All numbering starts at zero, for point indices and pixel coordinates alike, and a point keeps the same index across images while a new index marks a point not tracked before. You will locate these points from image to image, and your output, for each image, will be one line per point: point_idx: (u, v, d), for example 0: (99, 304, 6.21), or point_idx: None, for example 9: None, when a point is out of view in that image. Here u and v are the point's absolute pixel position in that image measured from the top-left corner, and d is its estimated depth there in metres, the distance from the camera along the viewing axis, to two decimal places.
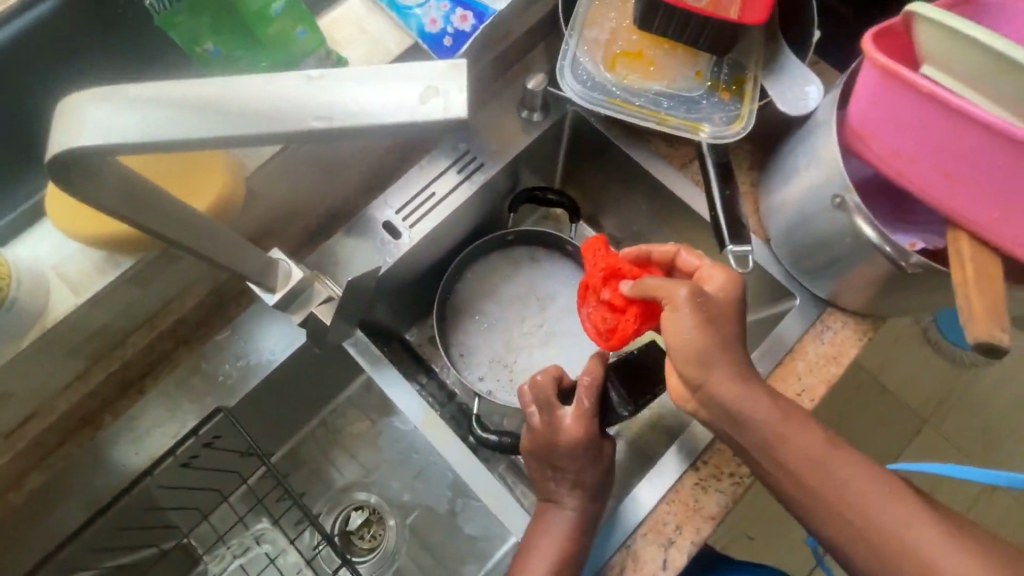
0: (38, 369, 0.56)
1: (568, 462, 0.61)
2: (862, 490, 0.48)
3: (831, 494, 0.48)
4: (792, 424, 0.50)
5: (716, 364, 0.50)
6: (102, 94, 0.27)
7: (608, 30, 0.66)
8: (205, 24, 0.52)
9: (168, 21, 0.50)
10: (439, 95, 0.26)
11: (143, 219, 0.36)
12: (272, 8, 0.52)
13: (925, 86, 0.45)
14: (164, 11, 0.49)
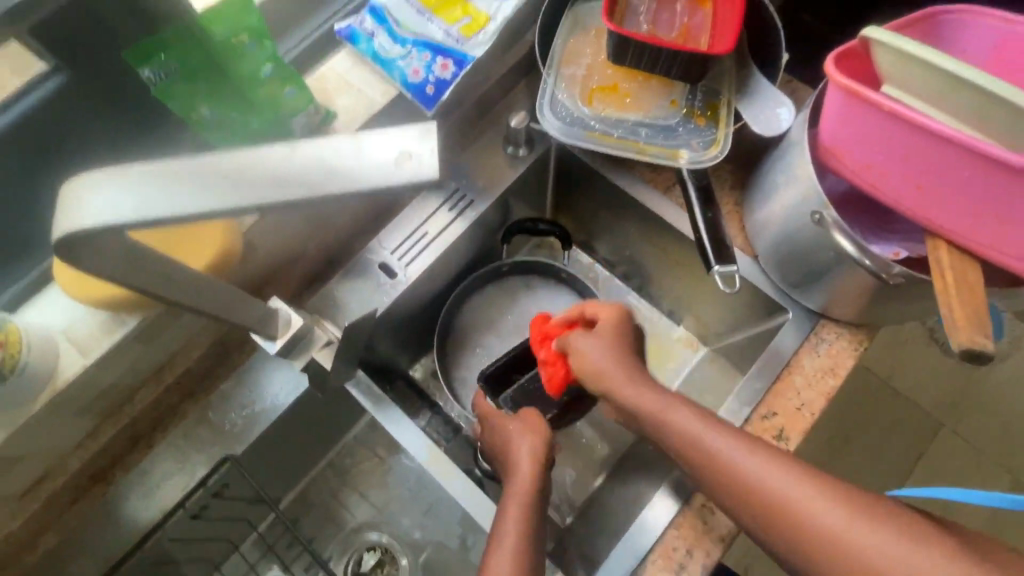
0: (49, 430, 0.57)
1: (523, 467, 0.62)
2: (810, 501, 0.44)
3: (776, 503, 0.45)
4: (674, 408, 0.54)
5: (607, 375, 0.59)
6: (97, 176, 0.29)
7: (585, 67, 0.70)
8: (199, 91, 0.54)
9: (164, 92, 0.53)
10: (413, 159, 0.28)
11: (146, 283, 0.38)
12: (262, 71, 0.56)
13: (887, 104, 0.47)
14: (160, 83, 0.53)
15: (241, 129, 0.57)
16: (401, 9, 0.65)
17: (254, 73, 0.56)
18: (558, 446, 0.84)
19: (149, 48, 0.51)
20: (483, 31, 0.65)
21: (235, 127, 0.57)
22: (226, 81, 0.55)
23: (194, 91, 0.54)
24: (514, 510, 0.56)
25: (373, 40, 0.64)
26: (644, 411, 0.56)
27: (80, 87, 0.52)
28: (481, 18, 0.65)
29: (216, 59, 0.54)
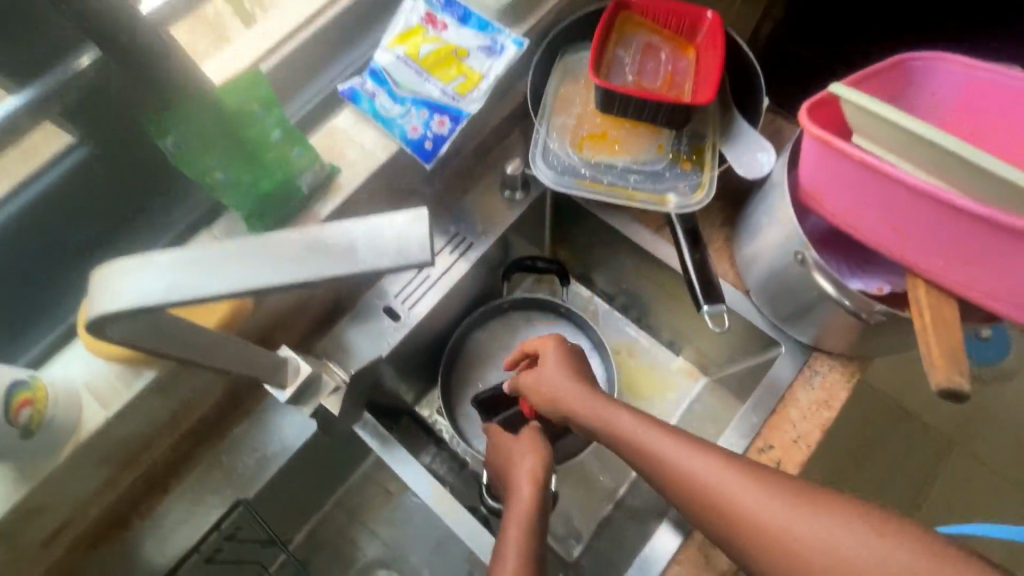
0: (71, 480, 0.60)
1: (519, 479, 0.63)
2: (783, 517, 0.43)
3: (746, 523, 0.44)
4: (640, 426, 0.52)
5: (562, 401, 0.59)
6: (127, 264, 0.32)
7: (575, 117, 0.73)
8: (214, 157, 0.58)
9: (182, 160, 0.57)
10: (406, 243, 0.31)
11: (172, 349, 0.42)
12: (272, 135, 0.60)
13: (858, 155, 0.50)
14: (178, 152, 0.57)
15: (252, 189, 0.61)
16: (398, 70, 0.69)
17: (264, 136, 0.59)
18: (563, 480, 0.85)
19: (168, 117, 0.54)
20: (477, 89, 0.69)
21: (247, 188, 0.60)
22: (237, 145, 0.58)
23: (209, 157, 0.58)
24: (517, 531, 0.57)
25: (373, 100, 0.68)
26: (600, 430, 0.55)
27: (102, 157, 0.58)
28: (474, 76, 0.69)
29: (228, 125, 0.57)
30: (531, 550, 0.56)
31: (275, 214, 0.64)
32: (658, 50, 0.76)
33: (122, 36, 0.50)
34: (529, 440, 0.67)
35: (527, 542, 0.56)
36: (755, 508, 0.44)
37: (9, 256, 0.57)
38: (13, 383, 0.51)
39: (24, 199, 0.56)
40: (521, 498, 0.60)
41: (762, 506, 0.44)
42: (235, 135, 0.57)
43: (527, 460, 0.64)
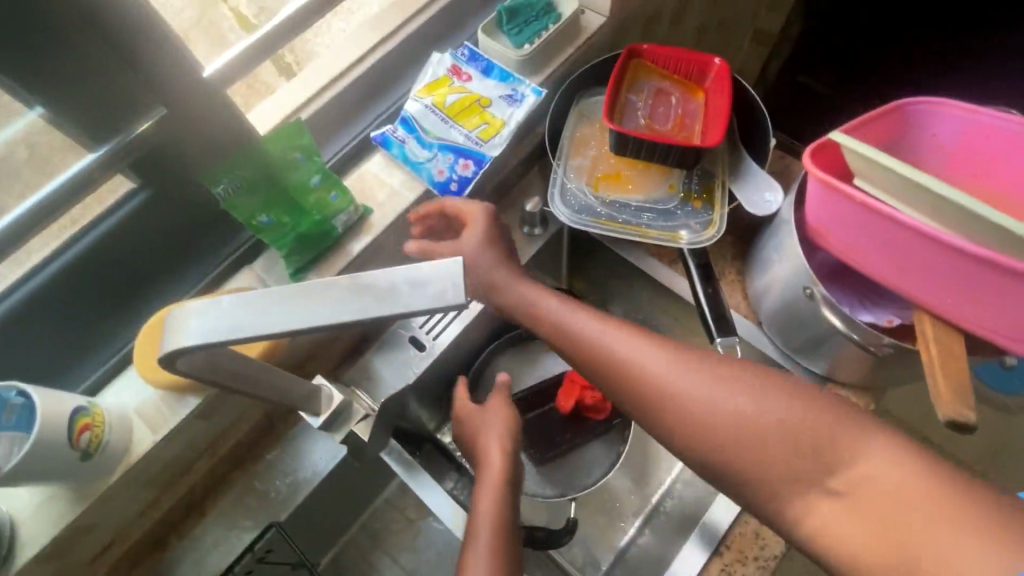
0: (119, 501, 0.64)
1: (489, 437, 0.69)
2: (670, 375, 0.56)
3: (648, 383, 0.56)
4: (564, 307, 0.65)
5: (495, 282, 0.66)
6: (198, 306, 0.37)
7: (591, 158, 0.78)
8: (260, 202, 0.63)
9: (232, 204, 0.61)
10: (442, 287, 0.35)
11: (224, 380, 0.46)
12: (311, 180, 0.66)
13: (860, 197, 0.53)
14: (229, 196, 0.61)
15: (292, 230, 0.66)
16: (426, 118, 0.75)
17: (304, 182, 0.65)
18: (581, 508, 0.87)
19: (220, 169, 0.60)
20: (499, 135, 0.74)
21: (287, 229, 0.66)
22: (280, 190, 0.64)
23: (255, 202, 0.63)
24: (490, 502, 0.61)
25: (403, 146, 0.74)
26: (529, 315, 0.66)
27: (158, 203, 0.63)
28: (497, 123, 0.75)
29: (270, 174, 0.63)
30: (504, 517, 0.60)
31: (309, 254, 0.69)
32: (668, 94, 0.80)
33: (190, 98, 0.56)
34: (500, 415, 0.71)
35: (501, 512, 0.60)
36: (690, 383, 0.54)
37: (71, 295, 0.62)
38: (74, 409, 0.56)
39: (84, 245, 0.61)
40: (493, 469, 0.65)
41: (695, 380, 0.54)
42: (278, 181, 0.64)
43: (495, 434, 0.69)
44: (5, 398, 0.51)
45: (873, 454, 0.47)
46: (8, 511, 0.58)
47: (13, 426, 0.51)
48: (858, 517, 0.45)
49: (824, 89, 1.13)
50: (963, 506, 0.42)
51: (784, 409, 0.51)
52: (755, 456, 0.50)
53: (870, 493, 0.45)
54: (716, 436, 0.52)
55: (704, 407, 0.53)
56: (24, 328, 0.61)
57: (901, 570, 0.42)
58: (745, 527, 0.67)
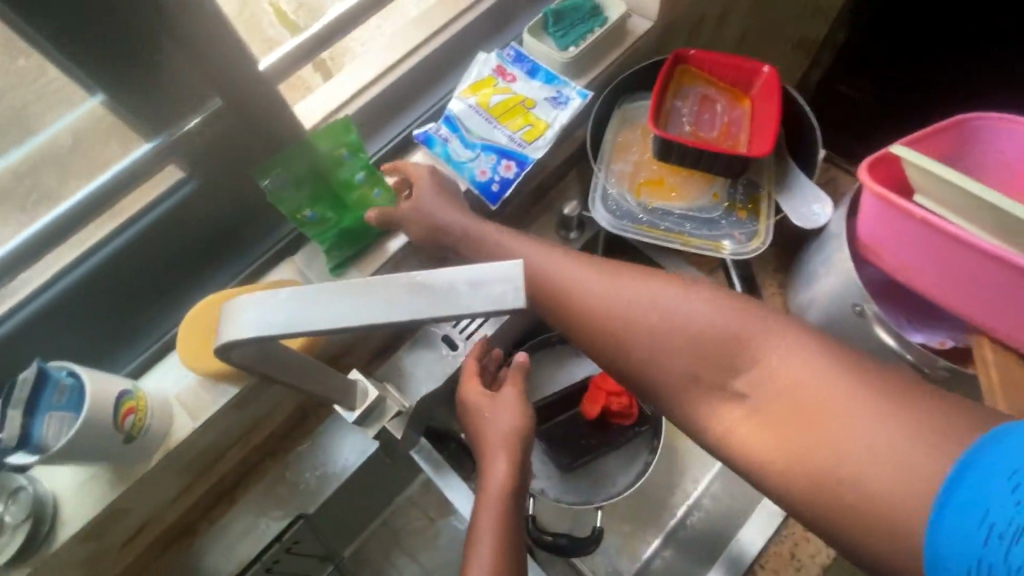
0: (157, 484, 0.65)
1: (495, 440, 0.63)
2: (593, 289, 0.56)
3: (572, 297, 0.57)
4: (500, 232, 0.66)
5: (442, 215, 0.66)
6: (254, 298, 0.37)
7: (632, 163, 0.77)
8: (306, 195, 0.64)
9: (279, 198, 0.62)
10: (501, 290, 0.35)
11: (278, 373, 0.47)
12: (356, 177, 0.67)
13: (919, 214, 0.51)
14: (276, 190, 0.62)
15: (335, 226, 0.67)
16: (470, 118, 0.74)
17: (348, 179, 0.66)
18: (606, 517, 0.85)
19: (270, 164, 0.62)
20: (542, 137, 0.74)
21: (330, 225, 0.67)
22: (324, 186, 0.66)
23: (303, 198, 0.64)
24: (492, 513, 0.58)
25: (446, 144, 0.74)
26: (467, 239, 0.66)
27: (205, 193, 0.64)
28: (541, 125, 0.74)
29: (316, 171, 0.64)
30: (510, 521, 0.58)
31: (351, 249, 0.69)
32: (714, 101, 0.79)
33: None
34: (514, 402, 0.65)
35: (507, 523, 0.58)
36: (612, 293, 0.55)
37: (116, 281, 0.63)
38: (121, 393, 0.57)
39: (132, 234, 0.61)
40: (495, 469, 0.61)
41: (619, 292, 0.55)
42: (324, 177, 0.65)
43: (501, 415, 0.64)
44: (57, 378, 0.52)
45: (783, 358, 0.48)
46: (52, 489, 0.60)
47: (63, 406, 0.52)
48: (760, 412, 0.47)
49: (865, 97, 1.09)
50: (866, 406, 0.43)
51: (701, 318, 0.52)
52: (670, 365, 0.52)
53: (774, 393, 0.47)
54: (635, 348, 0.53)
55: (626, 318, 0.54)
56: (70, 312, 0.62)
57: (800, 464, 0.44)
58: (780, 547, 0.66)
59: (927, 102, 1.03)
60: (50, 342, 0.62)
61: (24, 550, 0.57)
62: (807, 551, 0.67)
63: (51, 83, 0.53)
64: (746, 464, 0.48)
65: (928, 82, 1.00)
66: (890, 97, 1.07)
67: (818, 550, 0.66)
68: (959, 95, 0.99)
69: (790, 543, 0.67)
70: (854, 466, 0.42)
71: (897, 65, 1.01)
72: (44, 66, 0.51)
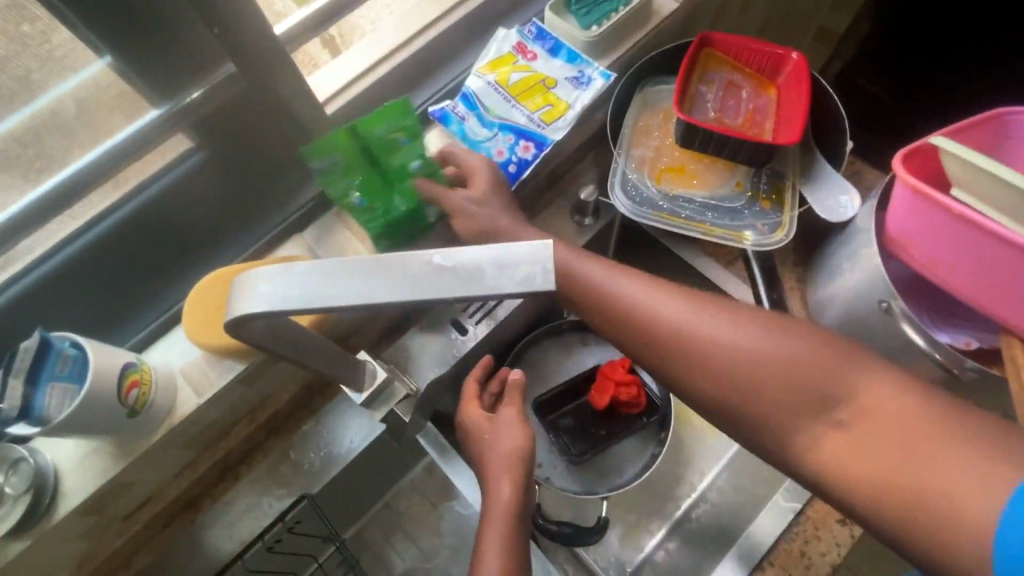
0: (160, 460, 0.64)
1: (497, 453, 0.62)
2: (649, 306, 0.51)
3: (628, 313, 0.52)
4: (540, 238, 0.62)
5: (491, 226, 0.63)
6: (270, 270, 0.36)
7: (653, 148, 0.75)
8: (357, 179, 0.62)
9: (327, 180, 0.61)
10: (532, 271, 0.33)
11: (285, 350, 0.45)
12: (412, 165, 0.64)
13: (956, 207, 0.49)
14: (326, 173, 0.61)
15: (381, 215, 0.63)
16: (489, 96, 0.72)
17: (403, 166, 0.63)
18: (613, 507, 0.84)
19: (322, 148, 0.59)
20: (563, 118, 0.72)
21: (377, 213, 0.63)
22: (378, 172, 0.63)
23: (354, 179, 0.62)
24: (500, 519, 0.57)
25: (463, 123, 0.72)
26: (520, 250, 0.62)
27: (213, 163, 0.62)
28: (561, 105, 0.72)
29: (371, 156, 0.61)
30: (515, 524, 0.57)
31: (396, 239, 0.67)
32: (740, 87, 0.76)
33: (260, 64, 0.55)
34: (516, 422, 0.64)
35: (513, 528, 0.56)
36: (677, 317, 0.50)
37: (121, 251, 0.62)
38: (124, 365, 0.55)
39: (139, 202, 0.60)
40: (499, 487, 0.59)
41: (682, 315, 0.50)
42: (378, 163, 0.62)
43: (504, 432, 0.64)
44: (59, 348, 0.51)
45: (872, 386, 0.43)
46: (53, 460, 0.59)
47: (66, 376, 0.50)
48: (840, 438, 0.43)
49: (885, 94, 1.05)
50: (959, 436, 0.39)
51: (776, 346, 0.47)
52: (741, 387, 0.47)
53: (861, 420, 0.43)
54: (698, 369, 0.49)
55: (692, 342, 0.49)
56: (73, 281, 0.60)
57: (900, 501, 0.39)
58: (790, 545, 0.65)
59: (945, 103, 0.99)
60: (54, 311, 0.61)
61: (25, 520, 0.56)
62: (817, 549, 0.65)
63: (55, 50, 0.49)
64: (836, 498, 0.43)
65: (948, 80, 0.96)
66: (908, 95, 1.03)
67: (829, 549, 0.65)
68: (958, 96, 0.96)
69: (801, 541, 0.65)
70: (962, 505, 0.37)
71: (919, 59, 0.98)
72: (49, 31, 0.48)
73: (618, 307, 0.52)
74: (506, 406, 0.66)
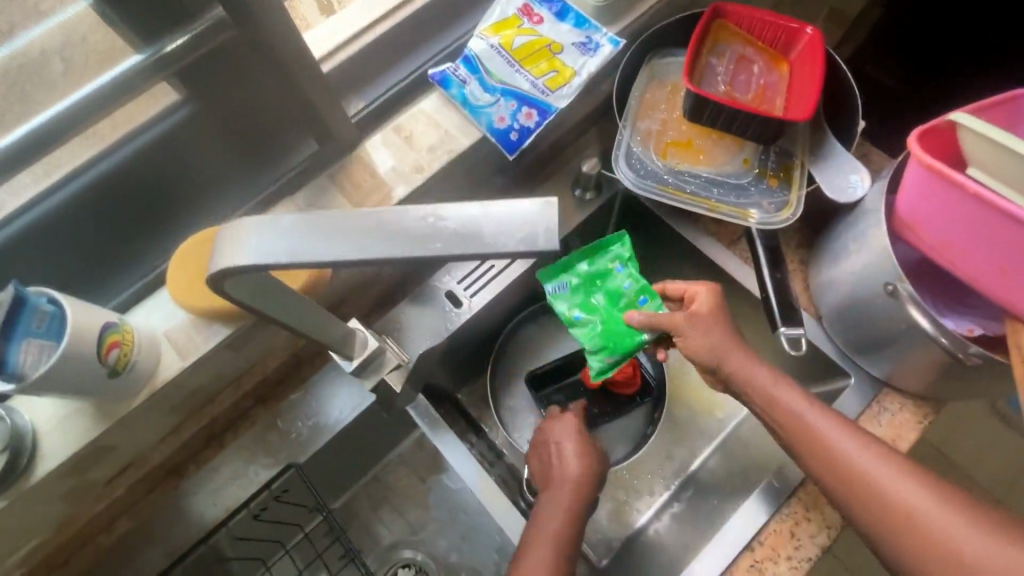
0: (143, 424, 0.62)
1: (561, 462, 0.68)
2: (824, 428, 0.53)
3: (801, 432, 0.54)
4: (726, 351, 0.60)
5: (726, 352, 0.60)
6: (256, 222, 0.34)
7: (660, 121, 0.73)
8: (575, 298, 0.70)
9: (554, 297, 0.70)
10: (538, 229, 0.31)
11: (275, 311, 0.43)
12: (625, 285, 0.69)
13: (972, 188, 0.48)
14: (552, 292, 0.71)
15: (600, 328, 0.68)
16: (491, 60, 0.69)
17: (616, 291, 0.69)
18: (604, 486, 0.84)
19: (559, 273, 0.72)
20: (568, 85, 0.69)
21: (598, 328, 0.68)
22: (596, 294, 0.70)
23: (574, 300, 0.70)
24: (559, 511, 0.63)
25: (463, 87, 0.69)
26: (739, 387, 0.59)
27: (202, 118, 0.60)
28: (567, 72, 0.69)
29: (593, 280, 0.70)
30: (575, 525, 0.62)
31: (615, 353, 0.67)
32: (751, 62, 0.74)
33: (253, 15, 0.52)
34: (581, 440, 0.71)
35: (570, 526, 0.61)
36: (801, 416, 0.55)
37: (104, 205, 0.60)
38: (105, 325, 0.53)
39: (123, 155, 0.58)
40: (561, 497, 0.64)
41: (806, 416, 0.54)
42: (596, 286, 0.70)
43: (569, 457, 0.68)
44: (36, 304, 0.48)
45: (967, 531, 0.44)
46: (31, 421, 0.57)
47: (43, 333, 0.48)
48: (915, 547, 0.46)
49: (892, 84, 1.00)
50: None
51: (894, 477, 0.49)
52: (901, 534, 0.47)
53: (932, 551, 0.45)
54: (857, 502, 0.50)
55: (806, 440, 0.53)
56: (54, 234, 0.58)
57: None
58: (780, 525, 0.65)
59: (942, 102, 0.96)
60: (36, 265, 0.59)
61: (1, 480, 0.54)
62: (807, 531, 0.65)
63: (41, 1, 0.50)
64: None
65: (949, 79, 0.93)
66: (907, 89, 0.99)
67: (819, 531, 0.64)
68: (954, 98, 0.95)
69: (792, 522, 0.65)
70: None
71: (923, 55, 0.94)
72: None
73: (769, 403, 0.57)
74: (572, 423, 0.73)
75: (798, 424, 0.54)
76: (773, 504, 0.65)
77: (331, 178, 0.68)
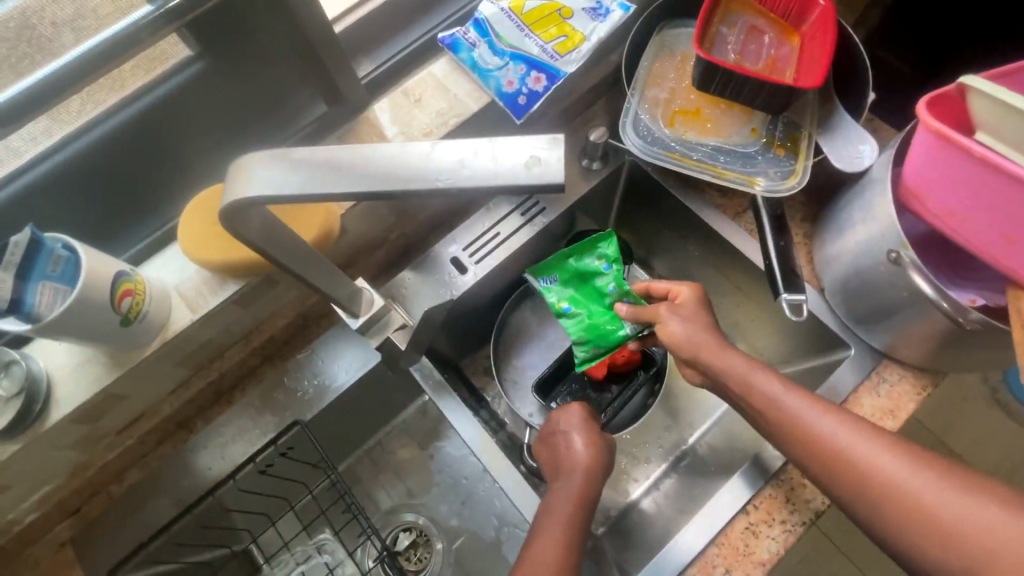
0: (153, 375, 0.64)
1: (567, 450, 0.69)
2: (804, 412, 0.52)
3: (783, 420, 0.53)
4: (704, 337, 0.61)
5: (703, 342, 0.61)
6: (267, 157, 0.35)
7: (668, 90, 0.72)
8: (565, 291, 0.79)
9: (545, 289, 0.79)
10: (543, 164, 0.32)
11: (284, 260, 0.44)
12: (606, 284, 0.77)
13: (979, 152, 0.48)
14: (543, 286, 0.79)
15: (587, 321, 0.77)
16: (501, 23, 0.72)
17: (603, 287, 0.77)
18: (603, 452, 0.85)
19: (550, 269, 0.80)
20: (577, 50, 0.71)
21: (583, 320, 0.77)
22: (584, 288, 0.79)
23: (563, 292, 0.79)
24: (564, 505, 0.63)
25: (473, 51, 0.70)
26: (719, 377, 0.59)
27: (213, 76, 0.60)
28: (576, 37, 0.71)
29: (582, 275, 0.79)
30: (585, 510, 0.63)
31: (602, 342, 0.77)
32: (762, 32, 0.73)
33: None
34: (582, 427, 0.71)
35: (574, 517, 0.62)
36: (776, 400, 0.54)
37: (117, 160, 0.60)
38: (117, 274, 0.54)
39: (131, 112, 0.58)
40: (569, 487, 0.65)
41: (781, 399, 0.54)
42: (585, 282, 0.79)
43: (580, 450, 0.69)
44: (51, 248, 0.50)
45: (946, 496, 0.44)
46: (46, 368, 0.58)
47: (58, 277, 0.49)
48: (907, 523, 0.45)
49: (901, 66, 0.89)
50: None
51: (878, 454, 0.48)
52: (891, 511, 0.46)
53: (927, 526, 0.44)
54: (843, 483, 0.49)
55: (784, 423, 0.53)
56: (68, 187, 0.59)
57: None
58: (776, 490, 0.66)
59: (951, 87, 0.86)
60: (51, 216, 0.60)
61: (14, 427, 0.55)
62: (802, 496, 0.66)
63: None
64: None
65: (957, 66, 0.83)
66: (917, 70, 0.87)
67: (814, 496, 0.65)
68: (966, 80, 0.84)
69: (787, 488, 0.66)
70: None
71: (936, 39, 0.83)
72: None
73: (748, 390, 0.56)
74: (569, 413, 0.73)
75: (775, 411, 0.54)
76: (772, 470, 0.66)
77: (338, 140, 0.68)
